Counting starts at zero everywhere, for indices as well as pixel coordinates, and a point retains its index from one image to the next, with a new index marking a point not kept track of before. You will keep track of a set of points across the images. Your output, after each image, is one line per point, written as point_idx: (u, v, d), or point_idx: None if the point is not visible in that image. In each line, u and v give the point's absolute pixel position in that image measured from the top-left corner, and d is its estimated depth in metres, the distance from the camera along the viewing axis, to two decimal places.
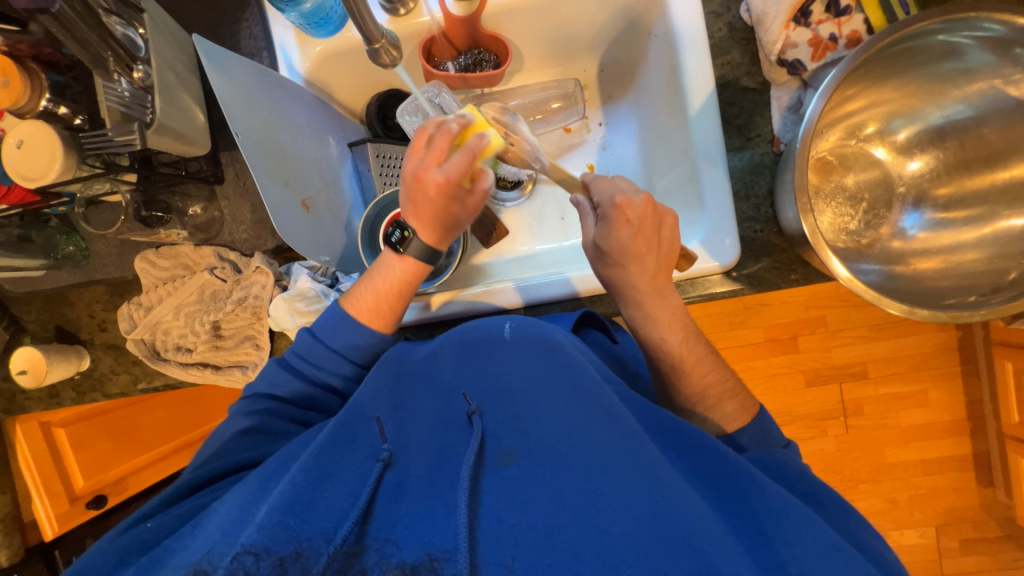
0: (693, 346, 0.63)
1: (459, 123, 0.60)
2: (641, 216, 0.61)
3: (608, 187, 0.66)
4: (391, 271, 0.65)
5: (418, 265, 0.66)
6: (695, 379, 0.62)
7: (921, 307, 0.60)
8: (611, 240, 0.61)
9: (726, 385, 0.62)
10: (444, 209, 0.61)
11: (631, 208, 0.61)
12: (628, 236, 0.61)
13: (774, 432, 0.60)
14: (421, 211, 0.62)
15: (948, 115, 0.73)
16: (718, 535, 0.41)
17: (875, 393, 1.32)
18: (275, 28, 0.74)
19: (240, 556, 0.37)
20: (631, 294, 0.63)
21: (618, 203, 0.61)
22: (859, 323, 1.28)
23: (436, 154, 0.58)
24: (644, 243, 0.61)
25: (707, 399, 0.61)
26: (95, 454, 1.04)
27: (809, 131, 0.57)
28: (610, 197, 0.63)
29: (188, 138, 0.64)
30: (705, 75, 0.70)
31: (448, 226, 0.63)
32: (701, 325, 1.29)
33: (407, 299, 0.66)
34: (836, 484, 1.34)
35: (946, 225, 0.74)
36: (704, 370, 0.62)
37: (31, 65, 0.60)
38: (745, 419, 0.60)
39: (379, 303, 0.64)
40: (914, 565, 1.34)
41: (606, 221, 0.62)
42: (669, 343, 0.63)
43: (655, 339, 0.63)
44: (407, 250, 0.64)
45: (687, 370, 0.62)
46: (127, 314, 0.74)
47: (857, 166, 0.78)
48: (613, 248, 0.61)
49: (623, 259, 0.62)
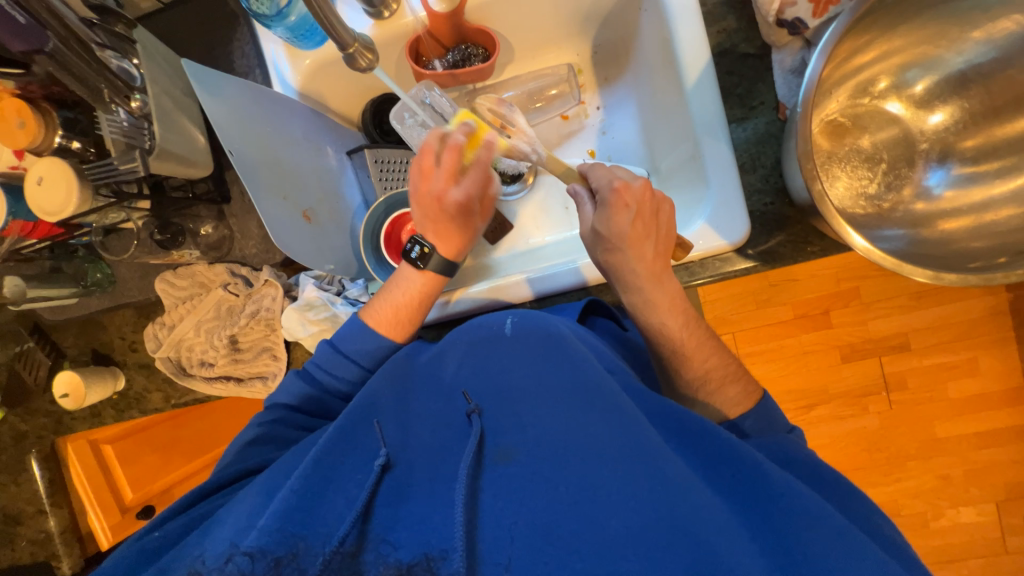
0: (695, 332, 0.62)
1: (463, 133, 0.64)
2: (640, 199, 0.61)
3: (605, 174, 0.65)
4: (412, 287, 0.67)
5: (437, 279, 0.68)
6: (696, 364, 0.61)
7: (948, 270, 0.56)
8: (611, 223, 0.60)
9: (728, 369, 0.61)
10: (462, 222, 0.68)
11: (630, 192, 0.61)
12: (627, 219, 0.60)
13: (778, 416, 0.59)
14: (444, 226, 0.67)
15: (970, 59, 0.67)
16: (725, 526, 0.39)
17: (917, 366, 1.24)
18: (266, 44, 0.75)
19: (237, 557, 0.39)
20: (628, 278, 0.61)
21: (617, 187, 0.61)
22: (895, 292, 1.21)
23: (449, 173, 0.64)
24: (643, 227, 0.61)
25: (709, 383, 0.60)
26: (142, 466, 1.11)
27: (811, 94, 0.53)
28: (608, 182, 0.63)
29: (189, 160, 0.66)
30: (700, 46, 0.67)
31: (467, 237, 0.70)
32: (723, 306, 1.25)
33: (426, 311, 0.67)
34: (881, 462, 1.27)
35: (978, 179, 0.68)
36: (705, 353, 0.61)
37: (44, 105, 0.63)
38: (748, 404, 0.58)
39: (399, 316, 0.66)
40: (974, 544, 1.26)
41: (604, 205, 0.62)
42: (669, 327, 0.61)
43: (655, 322, 0.62)
44: (426, 265, 0.67)
45: (689, 355, 0.61)
46: (152, 334, 0.78)
47: (874, 125, 0.73)
48: (612, 232, 0.61)
49: (622, 243, 0.60)
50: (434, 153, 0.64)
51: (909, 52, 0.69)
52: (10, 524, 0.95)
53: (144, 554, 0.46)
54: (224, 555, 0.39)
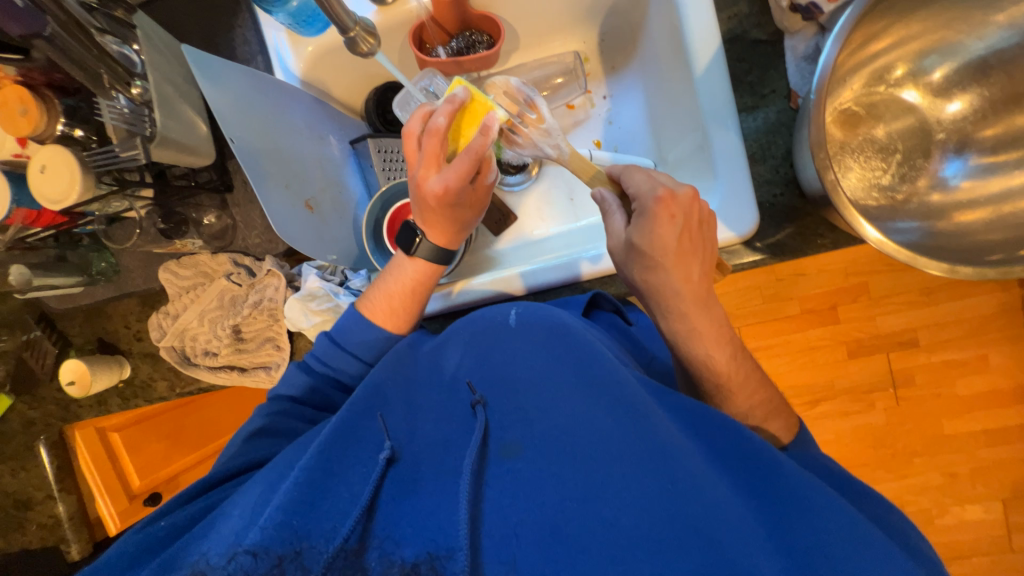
0: (742, 365, 0.57)
1: (447, 113, 0.56)
2: (687, 210, 0.54)
3: (643, 179, 0.57)
4: (403, 275, 0.65)
5: (431, 267, 0.66)
6: (742, 399, 0.57)
7: (963, 264, 0.54)
8: (653, 239, 0.54)
9: (772, 403, 0.58)
10: (450, 214, 0.62)
11: (676, 202, 0.54)
12: (673, 234, 0.54)
13: (812, 444, 0.57)
14: (429, 212, 0.61)
15: (991, 45, 0.65)
16: (741, 526, 0.38)
17: (926, 362, 1.22)
18: (267, 31, 0.74)
19: (239, 556, 0.38)
20: (658, 297, 0.56)
21: (662, 196, 0.54)
22: (905, 287, 1.19)
23: (431, 159, 0.57)
24: (688, 243, 0.55)
25: (742, 416, 0.57)
26: (148, 455, 1.10)
27: (824, 81, 0.51)
28: (648, 189, 0.55)
29: (192, 148, 0.66)
30: (710, 31, 0.66)
31: (457, 228, 0.65)
32: (731, 299, 1.24)
33: (424, 300, 0.66)
34: (888, 459, 1.26)
35: (996, 169, 0.66)
36: (750, 389, 0.57)
37: (46, 91, 0.62)
38: (775, 422, 0.57)
39: (392, 304, 0.64)
40: (979, 542, 1.25)
41: (645, 216, 0.54)
42: (716, 360, 0.56)
43: (686, 357, 0.57)
44: (415, 251, 0.65)
45: (734, 389, 0.57)
46: (156, 324, 0.78)
47: (888, 114, 0.71)
48: (654, 249, 0.54)
49: (665, 261, 0.54)
50: (417, 137, 0.58)
51: (927, 38, 0.66)
52: (20, 509, 0.97)
53: (135, 545, 0.45)
54: (225, 554, 0.39)
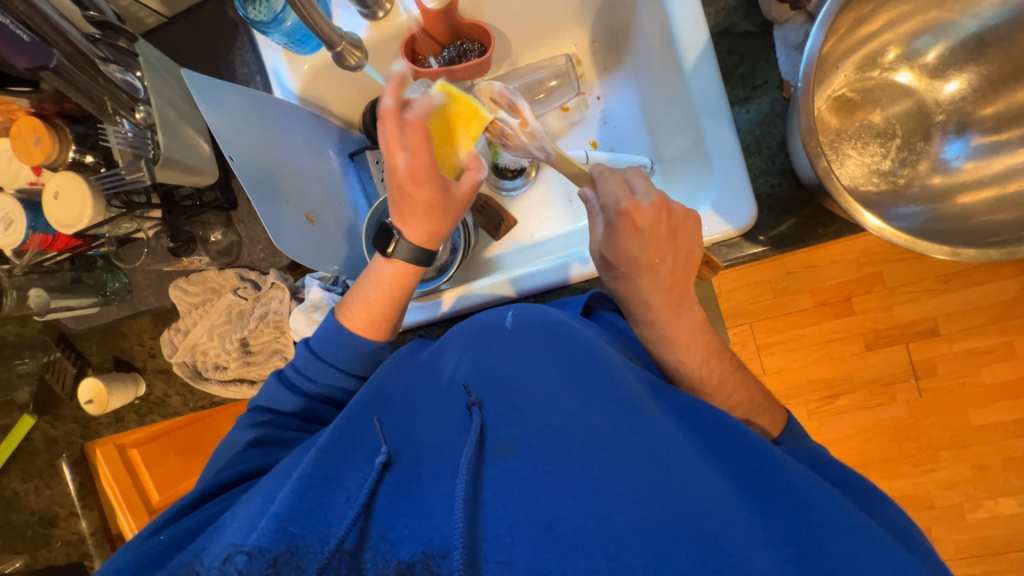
0: (716, 368, 0.57)
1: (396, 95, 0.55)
2: (652, 221, 0.55)
3: (615, 186, 0.57)
4: (380, 280, 0.64)
5: (409, 269, 0.64)
6: (740, 396, 0.57)
7: (967, 246, 0.53)
8: (618, 251, 0.55)
9: (769, 401, 0.57)
10: (419, 202, 0.60)
11: (640, 213, 0.54)
12: (638, 245, 0.54)
13: None
14: (404, 206, 0.61)
15: (984, 23, 0.64)
16: (738, 521, 0.38)
17: (947, 351, 1.19)
18: (266, 52, 0.76)
19: (237, 557, 0.40)
20: (653, 294, 0.56)
21: (623, 209, 0.54)
22: (919, 275, 1.16)
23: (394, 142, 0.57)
24: (656, 252, 0.55)
25: (744, 413, 0.56)
26: (164, 469, 1.12)
27: (811, 68, 0.51)
28: (614, 199, 0.55)
29: (196, 168, 0.68)
30: (698, 26, 0.66)
31: (429, 221, 0.61)
32: (739, 294, 1.23)
33: (402, 304, 0.65)
34: (913, 453, 1.22)
35: (999, 148, 0.64)
36: (725, 389, 0.57)
37: (57, 121, 0.65)
38: (780, 419, 0.56)
39: (372, 313, 0.63)
40: (1016, 537, 1.20)
41: (611, 229, 0.55)
42: (707, 357, 0.56)
43: (683, 356, 0.57)
44: (391, 253, 0.63)
45: (728, 385, 0.56)
46: (168, 340, 0.79)
47: (885, 98, 0.70)
48: (620, 258, 0.56)
49: (633, 270, 0.56)
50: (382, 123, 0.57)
51: (916, 19, 0.66)
52: (45, 526, 0.99)
53: (135, 557, 0.46)
54: (223, 555, 0.41)
